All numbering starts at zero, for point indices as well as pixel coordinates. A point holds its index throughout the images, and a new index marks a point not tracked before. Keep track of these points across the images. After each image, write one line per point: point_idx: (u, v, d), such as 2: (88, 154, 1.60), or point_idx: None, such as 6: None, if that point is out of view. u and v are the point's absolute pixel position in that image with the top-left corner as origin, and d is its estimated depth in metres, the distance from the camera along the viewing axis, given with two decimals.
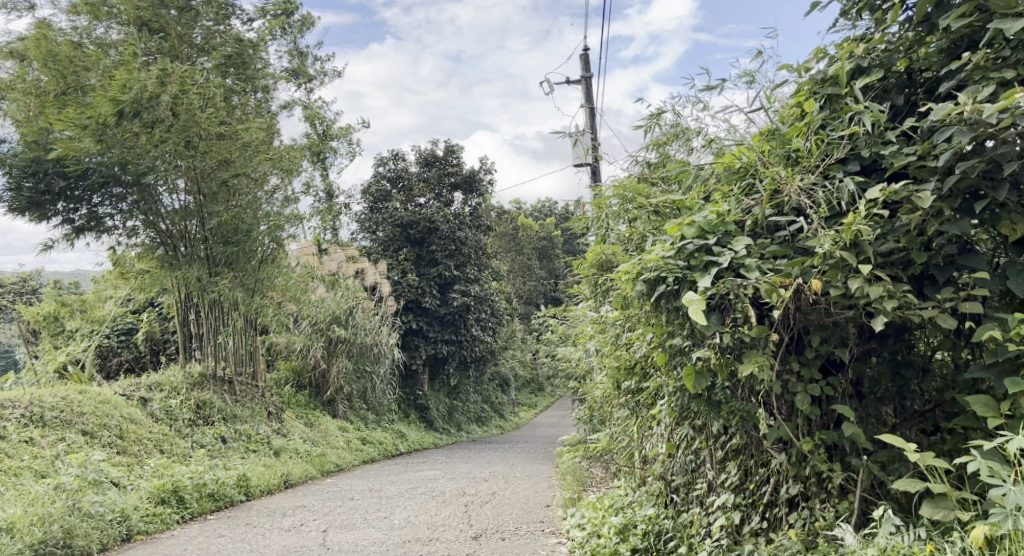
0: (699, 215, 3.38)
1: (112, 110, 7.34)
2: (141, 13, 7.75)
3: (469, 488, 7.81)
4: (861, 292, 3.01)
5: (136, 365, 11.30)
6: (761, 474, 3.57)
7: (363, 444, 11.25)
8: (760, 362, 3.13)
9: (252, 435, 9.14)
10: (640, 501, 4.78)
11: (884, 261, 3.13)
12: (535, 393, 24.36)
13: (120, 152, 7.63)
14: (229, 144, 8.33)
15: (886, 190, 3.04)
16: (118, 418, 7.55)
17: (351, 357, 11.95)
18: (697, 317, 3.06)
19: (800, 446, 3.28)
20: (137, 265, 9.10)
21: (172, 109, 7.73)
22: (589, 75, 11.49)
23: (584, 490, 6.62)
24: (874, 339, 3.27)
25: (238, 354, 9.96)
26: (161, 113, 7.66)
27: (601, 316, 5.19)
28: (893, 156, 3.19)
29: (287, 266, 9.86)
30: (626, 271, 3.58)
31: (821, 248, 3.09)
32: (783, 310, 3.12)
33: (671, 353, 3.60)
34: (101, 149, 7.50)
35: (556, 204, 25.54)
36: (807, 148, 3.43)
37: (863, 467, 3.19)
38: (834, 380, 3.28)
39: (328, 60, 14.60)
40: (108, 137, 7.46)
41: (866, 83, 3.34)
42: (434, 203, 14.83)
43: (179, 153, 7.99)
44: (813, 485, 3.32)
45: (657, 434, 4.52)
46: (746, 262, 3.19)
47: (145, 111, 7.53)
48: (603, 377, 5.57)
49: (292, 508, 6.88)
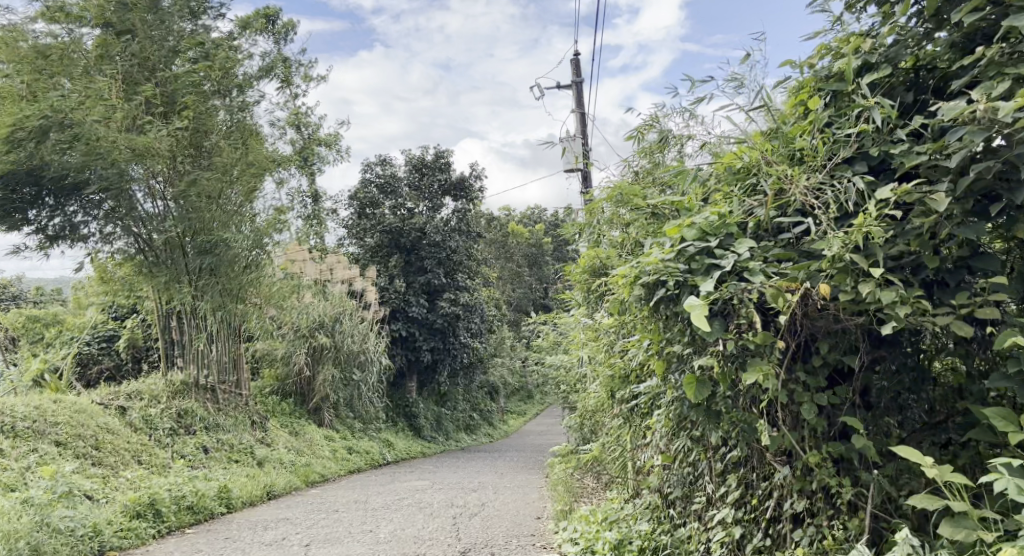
0: (699, 216, 3.21)
1: (76, 112, 7.16)
2: (119, 22, 7.70)
3: (457, 499, 7.62)
4: (871, 297, 2.84)
5: (116, 374, 11.03)
6: (764, 488, 3.38)
7: (349, 453, 11.03)
8: (765, 371, 2.96)
9: (235, 444, 8.89)
10: (635, 516, 4.59)
11: (895, 265, 2.96)
12: (524, 401, 24.22)
13: (92, 155, 7.38)
14: (195, 143, 8.49)
15: (897, 191, 2.87)
16: (95, 427, 7.34)
17: (338, 365, 11.75)
18: (699, 323, 2.89)
19: (805, 458, 3.10)
20: (116, 274, 8.84)
21: (129, 114, 7.75)
22: (579, 80, 11.35)
23: (576, 502, 6.44)
24: (883, 347, 3.09)
25: (222, 362, 9.76)
26: (123, 111, 7.65)
27: (594, 323, 5.02)
28: (903, 155, 3.01)
29: (270, 273, 9.67)
30: (624, 275, 3.41)
31: (829, 250, 2.93)
32: (789, 316, 2.95)
33: (670, 361, 3.43)
34: (69, 154, 7.28)
35: (545, 211, 25.45)
36: (813, 147, 3.26)
37: (873, 482, 3.01)
38: (841, 390, 3.10)
39: (312, 66, 14.45)
40: (73, 141, 7.21)
41: (874, 79, 3.16)
42: (424, 209, 14.66)
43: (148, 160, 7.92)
44: (819, 501, 3.14)
45: (652, 444, 4.35)
46: (749, 265, 3.03)
47: (110, 119, 7.52)
48: (595, 386, 5.42)
49: (274, 520, 6.69)
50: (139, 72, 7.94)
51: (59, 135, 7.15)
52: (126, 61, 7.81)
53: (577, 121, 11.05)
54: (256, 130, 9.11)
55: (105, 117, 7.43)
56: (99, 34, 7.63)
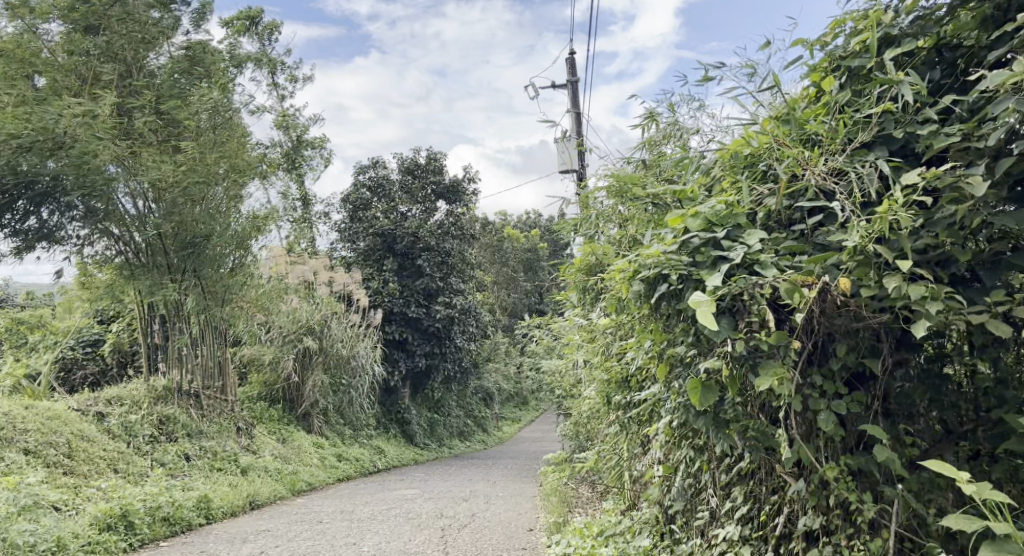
0: (704, 205, 2.94)
1: (52, 119, 6.95)
2: (82, 15, 7.43)
3: (447, 509, 7.32)
4: (898, 292, 2.56)
5: (101, 379, 10.73)
6: (772, 503, 3.09)
7: (339, 461, 10.73)
8: (779, 375, 2.69)
9: (219, 452, 8.57)
10: (633, 532, 4.29)
11: (919, 258, 2.69)
12: (518, 408, 23.94)
13: (84, 159, 7.24)
14: (194, 161, 8.21)
15: (928, 176, 2.59)
16: (68, 434, 7.07)
17: (327, 371, 11.45)
18: (705, 321, 2.62)
19: (822, 471, 2.81)
20: (98, 277, 8.62)
21: (112, 114, 7.57)
22: (575, 79, 11.09)
23: (570, 514, 6.15)
24: (907, 348, 2.81)
25: (207, 367, 9.45)
26: (105, 114, 7.44)
27: (589, 325, 4.73)
28: (931, 137, 2.73)
29: (252, 276, 9.40)
30: (621, 270, 3.13)
31: (849, 241, 2.66)
32: (805, 314, 2.67)
33: (673, 364, 3.15)
34: (60, 153, 7.11)
35: (541, 216, 25.25)
36: (830, 129, 2.97)
37: (898, 499, 2.73)
38: (861, 396, 2.82)
39: (298, 67, 14.18)
40: (54, 150, 7.08)
41: (897, 56, 2.88)
42: (417, 213, 14.37)
43: (131, 166, 7.77)
44: (837, 518, 2.84)
45: (651, 453, 4.07)
46: (760, 257, 2.77)
47: (99, 122, 7.30)
48: (591, 391, 5.16)
49: (254, 532, 6.37)
50: (114, 67, 7.75)
51: (48, 142, 7.01)
52: (100, 56, 7.60)
53: (572, 121, 10.78)
54: (238, 131, 8.89)
55: (80, 113, 7.16)
56: (68, 29, 7.38)
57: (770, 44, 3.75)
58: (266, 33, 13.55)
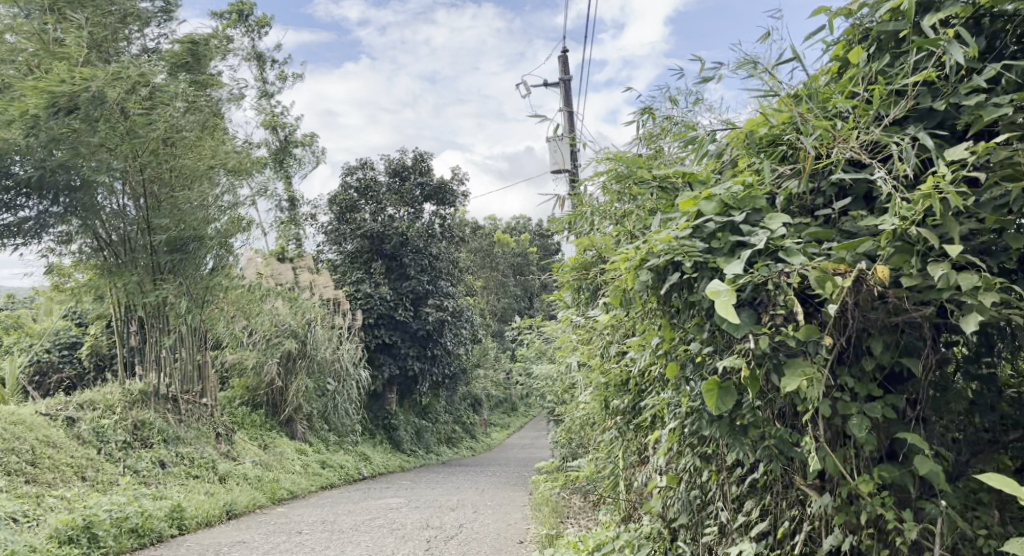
0: (719, 187, 2.64)
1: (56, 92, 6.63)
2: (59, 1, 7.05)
3: (433, 519, 6.98)
4: (944, 282, 2.28)
5: (77, 382, 10.36)
6: (792, 519, 2.77)
7: (323, 468, 10.36)
8: (808, 375, 2.40)
9: (196, 458, 8.18)
10: (632, 547, 3.96)
11: (965, 245, 2.40)
12: (507, 414, 23.62)
13: (101, 141, 7.12)
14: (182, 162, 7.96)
15: (979, 150, 2.31)
16: (33, 440, 6.69)
17: (312, 375, 11.10)
18: (726, 313, 2.33)
19: (855, 483, 2.50)
20: (74, 277, 8.26)
21: (111, 110, 7.13)
22: (567, 77, 10.81)
23: (561, 526, 5.85)
24: (947, 346, 2.52)
25: (186, 370, 9.08)
26: (108, 109, 7.08)
27: (585, 323, 4.41)
28: (977, 110, 2.45)
29: (235, 277, 9.06)
30: (626, 259, 2.82)
31: (887, 224, 2.37)
32: (837, 305, 2.37)
33: (682, 363, 2.84)
34: (90, 131, 6.99)
35: (532, 220, 25.02)
36: (859, 104, 2.68)
37: (939, 515, 2.43)
38: (897, 399, 2.53)
39: (286, 64, 13.84)
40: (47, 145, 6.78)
41: (938, 18, 2.56)
42: (405, 215, 14.01)
43: (123, 166, 7.43)
44: (870, 536, 2.53)
45: (652, 461, 3.75)
46: (785, 243, 2.48)
47: (86, 110, 6.87)
48: (587, 395, 4.84)
49: (228, 544, 6.02)
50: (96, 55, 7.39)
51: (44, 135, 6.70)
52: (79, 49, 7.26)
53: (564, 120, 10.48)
54: (221, 127, 8.54)
55: (64, 104, 6.71)
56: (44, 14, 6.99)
57: (769, 35, 3.25)
58: (256, 28, 13.21)
